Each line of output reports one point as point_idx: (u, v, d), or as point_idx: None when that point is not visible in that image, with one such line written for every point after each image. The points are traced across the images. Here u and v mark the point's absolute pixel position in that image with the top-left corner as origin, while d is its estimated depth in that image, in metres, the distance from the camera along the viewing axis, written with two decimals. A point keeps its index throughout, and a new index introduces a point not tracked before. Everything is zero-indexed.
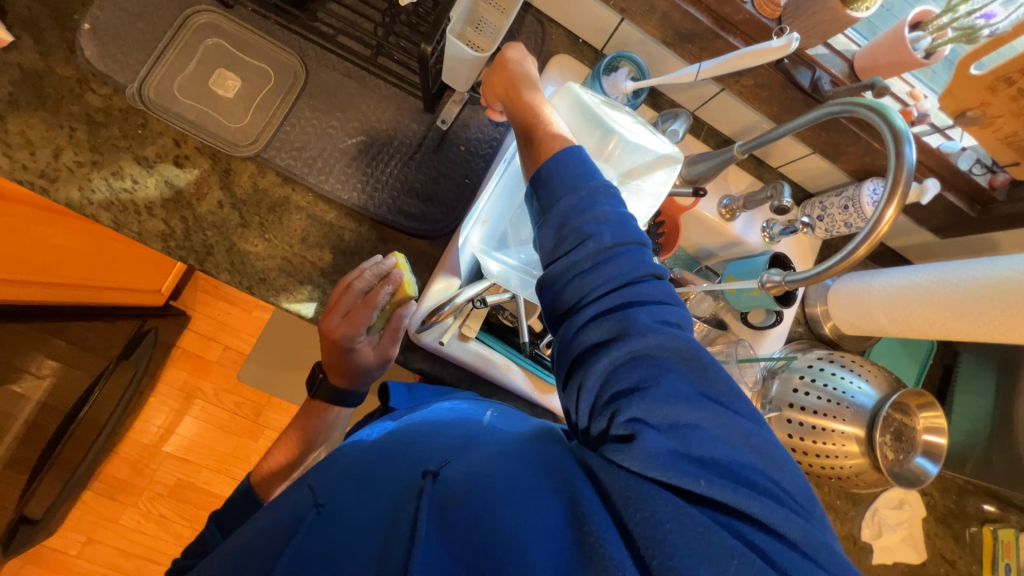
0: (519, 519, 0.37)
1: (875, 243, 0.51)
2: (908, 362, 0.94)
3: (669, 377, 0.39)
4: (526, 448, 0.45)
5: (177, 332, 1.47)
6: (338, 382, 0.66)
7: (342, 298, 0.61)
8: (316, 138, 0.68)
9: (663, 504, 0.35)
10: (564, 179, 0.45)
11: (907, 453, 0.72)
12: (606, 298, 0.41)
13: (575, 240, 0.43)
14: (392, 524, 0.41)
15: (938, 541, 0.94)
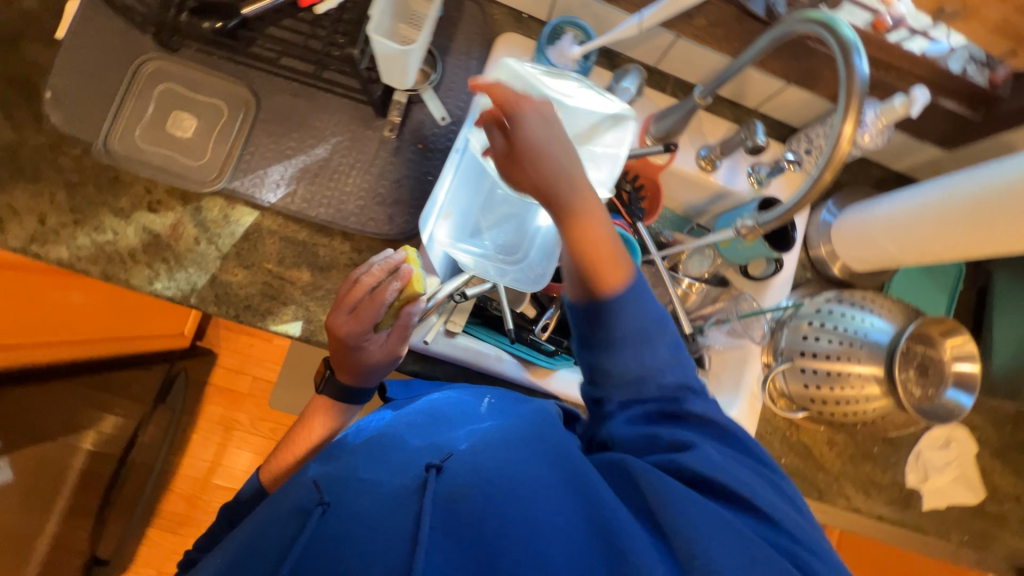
0: (555, 524, 0.43)
1: (840, 161, 0.48)
2: (935, 291, 0.87)
3: (701, 428, 0.50)
4: (546, 450, 0.49)
5: (207, 370, 1.55)
6: (345, 379, 0.60)
7: (351, 294, 0.54)
8: (276, 162, 0.69)
9: (706, 520, 0.42)
10: (625, 309, 0.49)
11: (937, 387, 0.66)
12: (651, 390, 0.49)
13: (615, 327, 0.50)
14: (401, 521, 0.41)
15: (997, 477, 0.87)
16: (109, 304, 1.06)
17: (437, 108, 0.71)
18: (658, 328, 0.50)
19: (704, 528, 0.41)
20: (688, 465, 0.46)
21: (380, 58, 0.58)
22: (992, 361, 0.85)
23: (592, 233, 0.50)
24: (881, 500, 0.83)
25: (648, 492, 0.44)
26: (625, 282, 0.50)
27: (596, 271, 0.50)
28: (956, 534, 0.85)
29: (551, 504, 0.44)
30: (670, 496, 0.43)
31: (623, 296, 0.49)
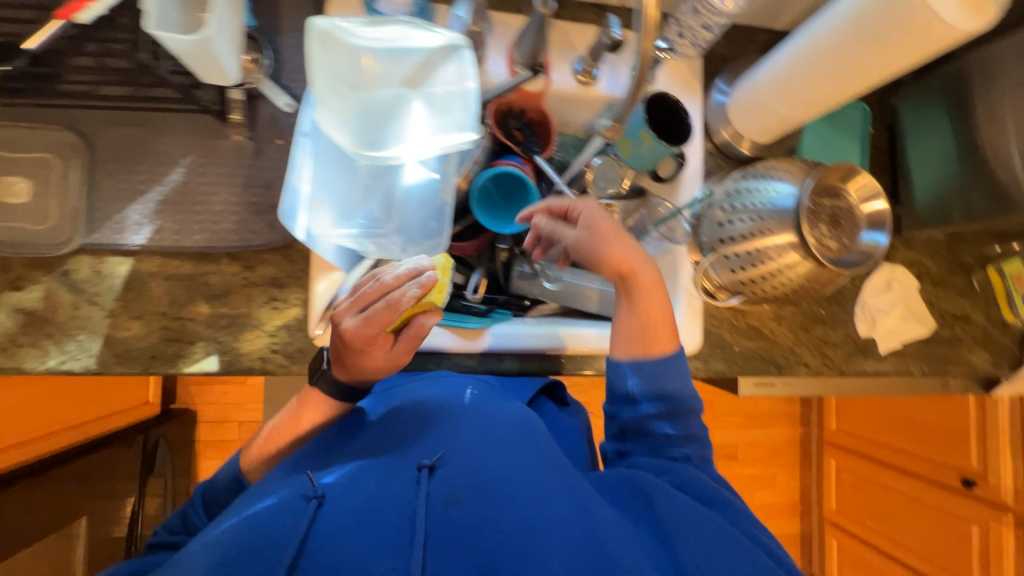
0: (559, 522, 0.52)
1: (655, 27, 0.50)
2: (846, 141, 0.86)
3: (683, 443, 0.62)
4: (529, 450, 0.60)
5: (189, 429, 1.52)
6: (339, 376, 0.61)
7: (371, 293, 0.55)
8: (132, 202, 0.65)
9: (688, 519, 0.53)
10: (665, 361, 0.62)
11: (852, 234, 0.66)
12: (650, 404, 0.62)
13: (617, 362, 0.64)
14: (401, 508, 0.51)
15: (943, 302, 0.89)
16: (45, 394, 1.03)
17: (279, 94, 0.66)
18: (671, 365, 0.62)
19: (687, 529, 0.52)
20: (655, 461, 0.60)
21: (188, 55, 0.51)
22: (914, 194, 0.85)
23: (648, 296, 0.63)
24: (840, 357, 0.84)
25: (655, 504, 0.55)
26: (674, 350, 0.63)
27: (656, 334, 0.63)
28: (918, 367, 0.87)
29: (545, 505, 0.53)
30: (657, 498, 0.55)
31: (624, 344, 0.64)
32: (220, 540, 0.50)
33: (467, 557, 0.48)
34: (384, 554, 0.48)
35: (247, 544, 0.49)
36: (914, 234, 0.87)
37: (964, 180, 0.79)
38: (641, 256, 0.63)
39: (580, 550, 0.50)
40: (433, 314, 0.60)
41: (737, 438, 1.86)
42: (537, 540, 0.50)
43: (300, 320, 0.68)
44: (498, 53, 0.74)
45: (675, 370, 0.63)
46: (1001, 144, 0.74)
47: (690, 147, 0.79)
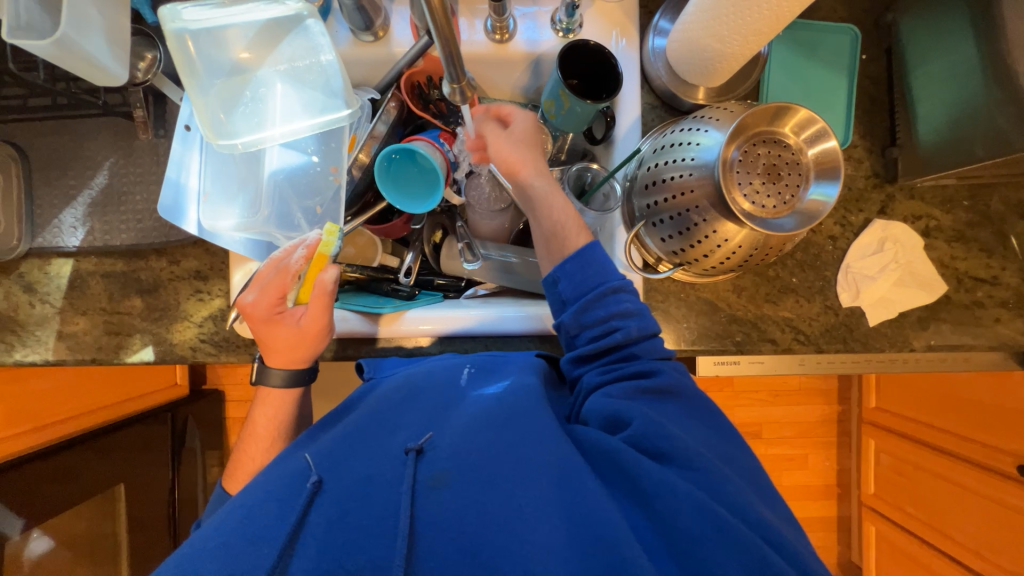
0: (545, 505, 0.48)
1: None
2: (828, 75, 0.72)
3: (686, 409, 0.55)
4: (529, 421, 0.55)
5: (218, 407, 1.69)
6: (276, 363, 0.61)
7: (263, 271, 0.59)
8: (66, 206, 0.69)
9: (688, 504, 0.46)
10: (582, 259, 0.59)
11: (798, 190, 0.56)
12: (629, 365, 0.57)
13: (605, 325, 0.58)
14: (387, 494, 0.51)
15: (961, 263, 0.74)
16: (75, 379, 1.18)
17: (177, 91, 0.66)
18: (619, 287, 0.58)
19: (686, 513, 0.45)
20: (665, 428, 0.51)
21: (61, 59, 0.53)
22: (917, 132, 0.70)
23: (553, 204, 0.62)
24: (819, 332, 0.73)
25: (651, 491, 0.48)
26: (593, 244, 0.61)
27: (570, 231, 0.61)
28: (922, 340, 0.74)
29: (534, 485, 0.49)
30: (659, 479, 0.47)
31: (589, 292, 0.59)
32: (215, 525, 0.50)
33: (452, 543, 0.47)
34: (368, 544, 0.47)
35: (248, 526, 0.48)
36: (919, 181, 0.72)
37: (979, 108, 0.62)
38: (527, 151, 0.64)
39: (568, 534, 0.46)
40: (331, 268, 0.59)
41: (762, 417, 1.71)
42: (522, 521, 0.47)
43: (224, 310, 0.71)
44: (403, 18, 0.70)
45: (645, 322, 0.59)
46: None
47: (622, 102, 0.70)
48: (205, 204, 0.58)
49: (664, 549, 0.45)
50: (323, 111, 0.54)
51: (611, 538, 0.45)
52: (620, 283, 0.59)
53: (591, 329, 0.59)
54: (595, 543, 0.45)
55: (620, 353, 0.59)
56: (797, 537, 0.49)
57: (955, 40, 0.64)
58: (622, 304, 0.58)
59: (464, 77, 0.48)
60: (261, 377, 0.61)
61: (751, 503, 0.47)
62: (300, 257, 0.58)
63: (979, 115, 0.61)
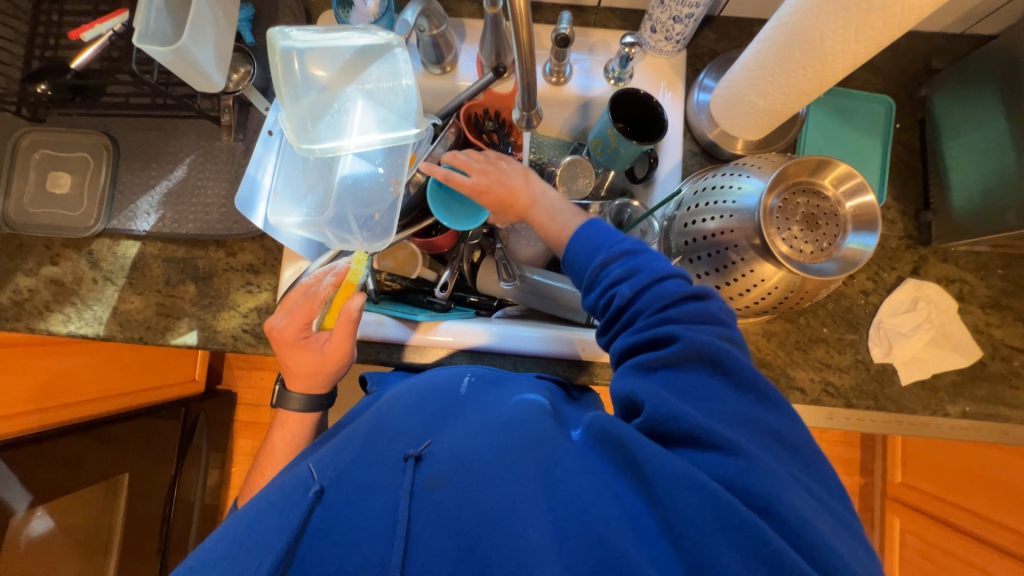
0: (538, 500, 0.43)
1: (532, 21, 0.42)
2: (861, 139, 0.76)
3: (709, 367, 0.47)
4: (535, 426, 0.50)
5: (231, 408, 1.69)
6: (295, 387, 0.63)
7: (293, 297, 0.63)
8: (144, 194, 0.75)
9: (692, 491, 0.40)
10: (572, 246, 0.59)
11: (836, 239, 0.59)
12: (645, 330, 0.51)
13: (605, 297, 0.55)
14: (385, 498, 0.45)
15: (996, 331, 0.74)
16: (103, 362, 1.22)
17: (262, 102, 0.73)
18: (608, 261, 0.55)
19: (681, 495, 0.40)
20: (660, 405, 0.45)
21: (178, 67, 0.61)
22: (951, 198, 0.72)
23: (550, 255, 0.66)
24: (848, 384, 0.73)
25: (648, 475, 0.42)
26: (582, 225, 0.59)
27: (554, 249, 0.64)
28: (957, 405, 0.73)
29: (530, 484, 0.44)
30: (655, 461, 0.42)
31: (586, 275, 0.57)
32: (221, 535, 0.45)
33: (449, 540, 0.42)
34: (366, 541, 0.43)
35: (240, 551, 0.42)
36: (952, 245, 0.74)
37: (1011, 176, 0.64)
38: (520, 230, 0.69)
39: (564, 530, 0.41)
40: (358, 294, 0.60)
41: None
42: (517, 515, 0.42)
43: (269, 304, 0.74)
44: (470, 56, 0.77)
45: (642, 277, 0.52)
46: None
47: (665, 146, 0.76)
48: (275, 201, 0.63)
49: (660, 535, 0.40)
50: (397, 128, 0.59)
51: (603, 533, 0.40)
52: (609, 254, 0.56)
53: (599, 305, 0.55)
54: (584, 536, 0.40)
55: (637, 321, 0.52)
56: (853, 552, 0.40)
57: (989, 115, 0.67)
58: (612, 274, 0.54)
59: (533, 107, 0.56)
60: (281, 400, 0.63)
61: (784, 495, 0.39)
62: (327, 285, 0.62)
63: (1014, 183, 0.64)
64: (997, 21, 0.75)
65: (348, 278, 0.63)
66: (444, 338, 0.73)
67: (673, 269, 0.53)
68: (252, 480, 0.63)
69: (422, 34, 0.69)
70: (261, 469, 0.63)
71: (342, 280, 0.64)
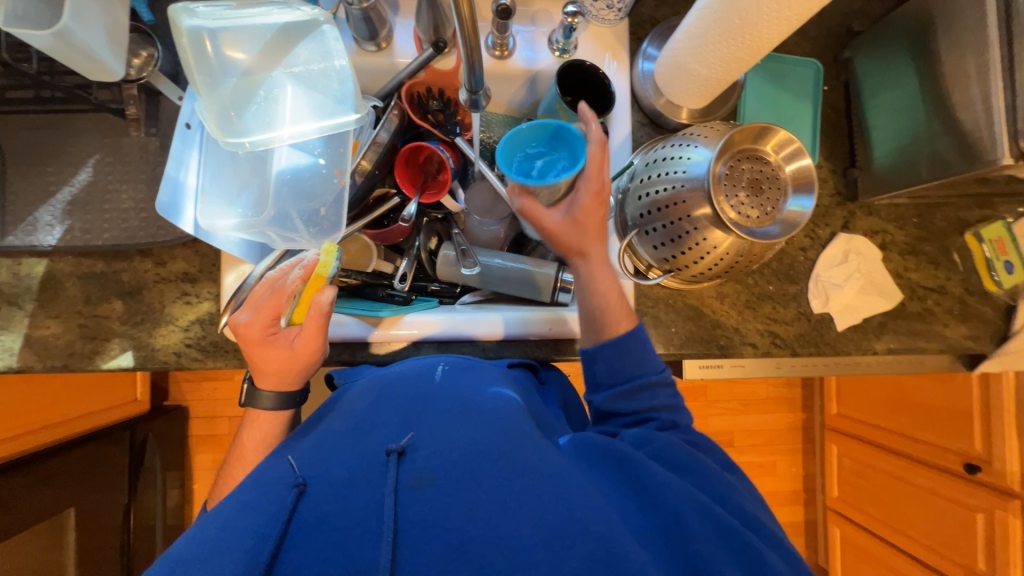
0: (535, 502, 0.43)
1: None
2: (795, 102, 0.80)
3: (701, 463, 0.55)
4: (517, 422, 0.51)
5: (183, 424, 1.58)
6: (268, 386, 0.58)
7: (257, 292, 0.58)
8: (43, 203, 0.65)
9: (692, 501, 0.45)
10: (623, 346, 0.59)
11: (778, 203, 0.62)
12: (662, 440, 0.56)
13: (639, 417, 0.57)
14: (367, 494, 0.44)
15: (914, 275, 0.82)
16: (37, 389, 1.07)
17: (173, 89, 0.65)
18: (656, 382, 0.58)
19: (681, 506, 0.44)
20: (675, 447, 0.51)
21: (66, 52, 0.52)
22: (874, 155, 0.78)
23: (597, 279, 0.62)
24: (792, 335, 0.79)
25: (649, 490, 0.46)
26: (636, 329, 0.60)
27: (610, 321, 0.61)
28: (883, 342, 0.81)
29: (519, 480, 0.45)
30: (655, 475, 0.47)
31: (625, 382, 0.58)
32: (196, 533, 0.43)
33: (441, 537, 0.41)
34: (351, 541, 0.41)
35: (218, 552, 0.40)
36: (876, 199, 0.80)
37: (923, 134, 0.70)
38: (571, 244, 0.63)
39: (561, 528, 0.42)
40: (328, 288, 0.57)
41: (734, 425, 1.77)
42: (509, 514, 0.42)
43: (212, 314, 0.68)
44: (406, 31, 0.72)
45: (677, 414, 0.58)
46: (962, 89, 0.64)
47: (615, 118, 0.75)
48: (204, 203, 0.57)
49: (653, 535, 0.44)
50: (334, 115, 0.54)
51: (598, 528, 0.42)
52: (658, 377, 0.58)
53: (624, 416, 0.58)
54: (581, 534, 0.41)
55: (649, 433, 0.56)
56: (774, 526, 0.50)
57: (904, 74, 0.72)
58: (657, 398, 0.57)
59: (481, 86, 0.53)
60: (250, 400, 0.58)
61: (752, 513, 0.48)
62: (296, 278, 0.58)
63: (926, 141, 0.70)
64: None
65: (316, 271, 0.60)
66: (408, 333, 0.71)
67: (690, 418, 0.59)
68: (222, 485, 0.59)
69: (351, 7, 0.64)
70: (222, 484, 0.59)
71: (310, 273, 0.59)
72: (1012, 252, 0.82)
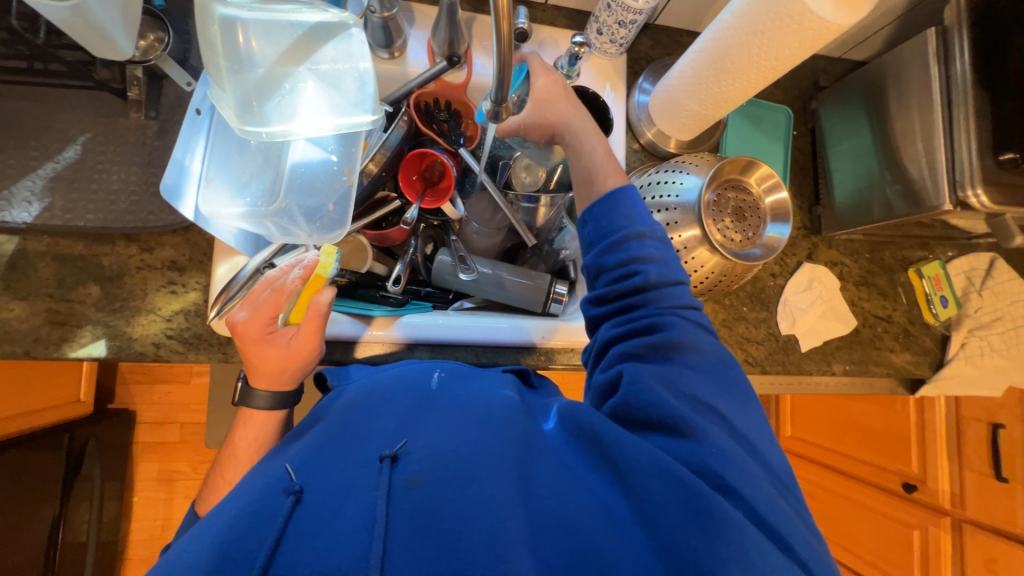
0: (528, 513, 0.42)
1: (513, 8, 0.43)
2: (768, 142, 0.88)
3: (695, 359, 0.52)
4: (514, 425, 0.49)
5: (129, 429, 1.45)
6: (261, 385, 0.57)
7: (257, 290, 0.58)
8: (22, 178, 0.62)
9: (696, 500, 0.42)
10: (612, 202, 0.59)
11: (758, 230, 0.68)
12: (643, 317, 0.54)
13: (625, 267, 0.56)
14: (359, 500, 0.41)
15: (866, 304, 0.91)
16: None
17: (181, 75, 0.64)
18: (644, 233, 0.57)
19: (674, 512, 0.42)
20: (658, 398, 0.48)
21: (79, 27, 0.51)
22: (835, 195, 0.87)
23: (589, 137, 0.64)
24: (762, 353, 0.85)
25: (638, 487, 0.44)
26: (628, 187, 0.60)
27: (601, 174, 0.62)
28: (840, 365, 0.89)
29: (514, 486, 0.43)
30: (641, 465, 0.45)
31: (613, 234, 0.58)
32: (193, 538, 0.41)
33: (432, 544, 0.39)
34: (342, 545, 0.38)
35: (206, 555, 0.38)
36: (836, 234, 0.89)
37: (877, 180, 0.79)
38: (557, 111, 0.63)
39: (553, 540, 0.41)
40: (327, 289, 0.56)
41: None
42: (501, 515, 0.41)
43: (199, 305, 0.66)
44: (419, 42, 0.75)
45: (665, 268, 0.56)
46: (910, 143, 0.74)
47: (611, 144, 0.80)
48: (209, 189, 0.56)
49: (647, 545, 0.42)
50: (353, 115, 0.55)
51: (590, 541, 0.41)
52: (646, 229, 0.57)
53: (611, 272, 0.57)
54: (573, 546, 0.40)
55: (635, 304, 0.55)
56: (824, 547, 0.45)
57: (860, 125, 0.82)
58: (641, 248, 0.56)
59: (505, 99, 0.54)
60: (244, 399, 0.58)
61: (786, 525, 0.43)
62: (295, 277, 0.58)
63: (878, 185, 0.79)
64: (863, 49, 0.91)
65: (316, 272, 0.60)
66: (402, 334, 0.72)
67: (686, 275, 0.57)
68: (216, 483, 0.56)
69: (371, 15, 0.66)
70: (208, 492, 0.57)
71: (310, 273, 0.60)
72: (945, 288, 0.92)
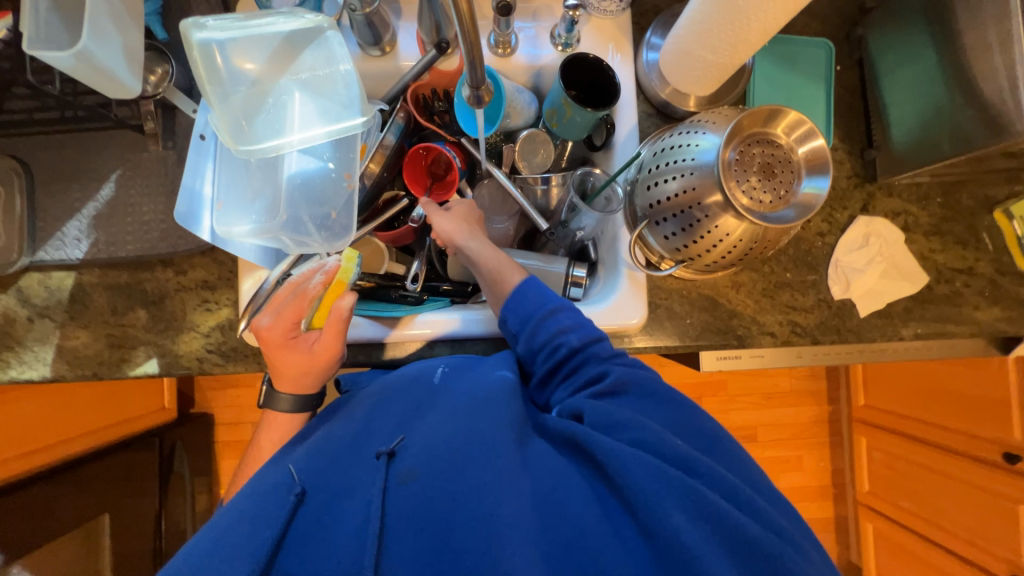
0: (514, 500, 0.42)
1: None
2: (806, 84, 0.78)
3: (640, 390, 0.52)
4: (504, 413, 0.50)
5: (209, 430, 1.62)
6: (284, 387, 0.61)
7: (281, 295, 0.62)
8: (70, 218, 0.68)
9: (681, 495, 0.40)
10: (520, 291, 0.60)
11: (791, 186, 0.61)
12: (585, 373, 0.54)
13: (550, 346, 0.56)
14: (359, 499, 0.44)
15: (939, 256, 0.79)
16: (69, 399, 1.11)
17: (188, 104, 0.67)
18: (557, 308, 0.58)
19: (667, 505, 0.40)
20: (619, 412, 0.48)
21: (87, 74, 0.55)
22: (892, 134, 0.75)
23: (481, 244, 0.67)
24: (812, 322, 0.77)
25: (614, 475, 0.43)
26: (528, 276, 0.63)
27: (501, 275, 0.64)
28: (909, 328, 0.78)
29: (505, 475, 0.44)
30: (610, 451, 0.43)
31: (530, 320, 0.58)
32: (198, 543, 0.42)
33: (426, 540, 0.41)
34: (343, 546, 0.41)
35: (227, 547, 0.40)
36: (896, 179, 0.77)
37: (947, 109, 0.67)
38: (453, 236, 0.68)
39: (543, 530, 0.41)
40: (349, 294, 0.60)
41: (757, 420, 1.72)
42: (488, 502, 0.42)
43: (231, 319, 0.70)
44: (409, 34, 0.73)
45: (586, 329, 0.56)
46: (983, 60, 0.62)
47: (621, 109, 0.75)
48: (221, 211, 0.59)
49: (637, 536, 0.41)
50: (341, 118, 0.55)
51: (578, 533, 0.41)
52: (558, 303, 0.58)
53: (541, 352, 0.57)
54: (564, 542, 0.40)
55: (577, 376, 0.55)
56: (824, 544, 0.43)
57: (919, 46, 0.70)
58: (561, 326, 0.56)
59: (482, 82, 0.51)
60: (268, 400, 0.61)
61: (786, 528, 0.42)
62: (317, 282, 0.61)
63: (947, 116, 0.67)
64: None
65: (337, 277, 0.61)
66: (420, 332, 0.72)
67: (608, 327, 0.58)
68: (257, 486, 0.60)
69: (354, 13, 0.65)
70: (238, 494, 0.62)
71: (332, 278, 0.62)
72: None
